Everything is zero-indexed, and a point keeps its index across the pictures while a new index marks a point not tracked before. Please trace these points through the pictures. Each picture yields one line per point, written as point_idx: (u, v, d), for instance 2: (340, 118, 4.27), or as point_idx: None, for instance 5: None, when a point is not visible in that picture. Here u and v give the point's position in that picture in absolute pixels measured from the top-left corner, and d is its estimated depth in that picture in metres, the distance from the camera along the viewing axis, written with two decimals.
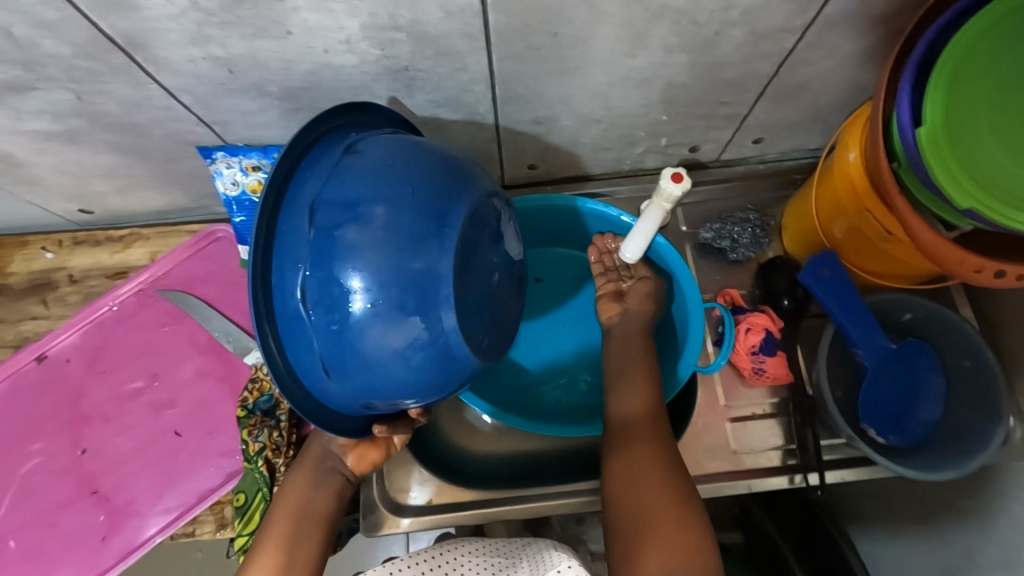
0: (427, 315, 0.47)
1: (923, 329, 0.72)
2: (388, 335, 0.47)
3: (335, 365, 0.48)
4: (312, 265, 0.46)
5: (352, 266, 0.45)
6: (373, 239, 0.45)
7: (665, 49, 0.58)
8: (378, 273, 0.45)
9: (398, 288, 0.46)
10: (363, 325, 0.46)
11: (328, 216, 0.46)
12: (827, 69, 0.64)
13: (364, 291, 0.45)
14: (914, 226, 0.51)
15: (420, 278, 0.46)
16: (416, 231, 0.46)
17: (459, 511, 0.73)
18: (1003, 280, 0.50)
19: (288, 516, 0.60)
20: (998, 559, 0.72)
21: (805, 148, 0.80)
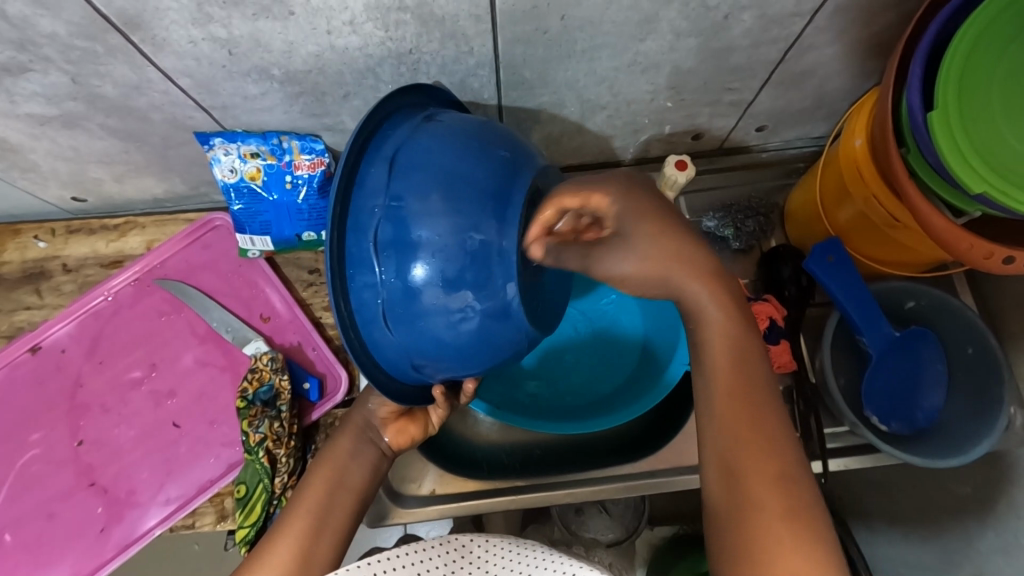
0: (490, 283, 0.48)
1: (926, 316, 0.73)
2: (451, 294, 0.48)
3: (395, 317, 0.49)
4: (387, 219, 0.48)
5: (424, 221, 0.47)
6: (448, 199, 0.47)
7: (674, 33, 0.57)
8: (451, 233, 0.47)
9: (467, 251, 0.47)
10: (429, 281, 0.47)
11: (407, 176, 0.49)
12: (834, 55, 0.63)
13: (431, 247, 0.47)
14: (924, 211, 0.51)
15: (488, 243, 0.47)
16: (489, 197, 0.48)
17: (462, 502, 0.73)
18: (1012, 266, 0.50)
19: (322, 486, 0.59)
20: (998, 544, 0.74)
21: (808, 136, 0.80)
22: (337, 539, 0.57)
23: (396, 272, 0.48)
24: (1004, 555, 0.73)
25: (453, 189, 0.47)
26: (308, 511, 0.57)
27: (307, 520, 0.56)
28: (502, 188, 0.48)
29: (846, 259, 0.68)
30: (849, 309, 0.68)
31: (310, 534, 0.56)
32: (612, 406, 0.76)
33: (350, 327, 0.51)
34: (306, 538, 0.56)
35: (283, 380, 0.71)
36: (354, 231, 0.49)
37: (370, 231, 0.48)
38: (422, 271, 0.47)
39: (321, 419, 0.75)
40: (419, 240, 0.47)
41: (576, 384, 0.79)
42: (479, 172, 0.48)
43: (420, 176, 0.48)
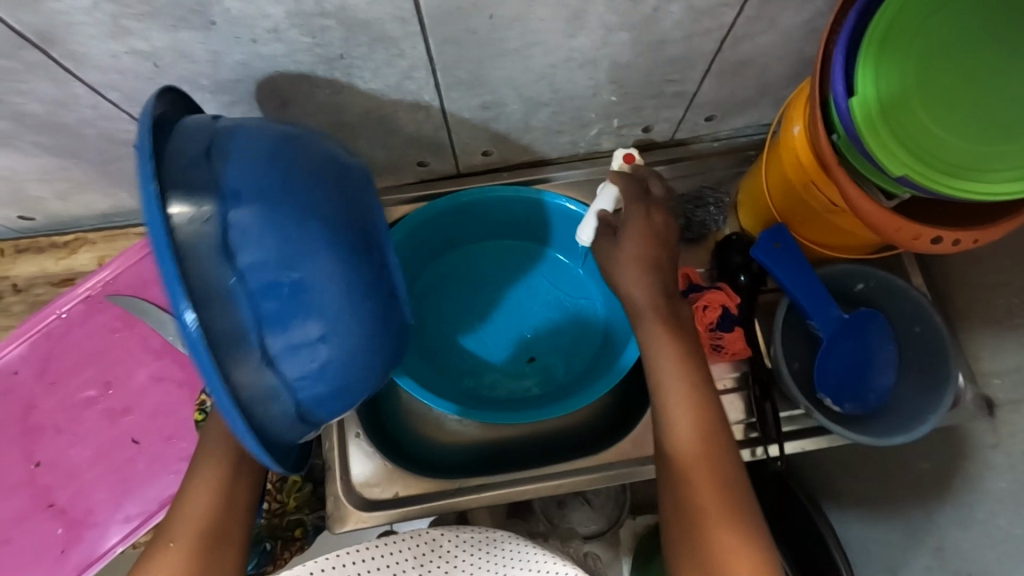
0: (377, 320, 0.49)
1: (875, 297, 0.73)
2: (356, 344, 0.46)
3: (302, 378, 0.44)
4: (259, 281, 0.41)
5: (315, 276, 0.43)
6: (301, 250, 0.43)
7: (606, 28, 0.57)
8: (335, 280, 0.45)
9: (345, 298, 0.45)
10: (325, 336, 0.44)
11: (264, 230, 0.42)
12: (770, 44, 0.64)
13: (326, 302, 0.44)
14: (853, 194, 0.52)
15: (359, 281, 0.47)
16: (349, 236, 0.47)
17: (424, 504, 0.70)
18: (940, 247, 0.51)
19: (218, 480, 0.56)
20: (955, 517, 0.75)
21: (757, 123, 0.80)
22: (242, 535, 0.56)
23: (295, 333, 0.43)
24: (961, 527, 0.74)
25: (314, 244, 0.44)
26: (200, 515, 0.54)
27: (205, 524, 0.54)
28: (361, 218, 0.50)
29: (792, 245, 0.69)
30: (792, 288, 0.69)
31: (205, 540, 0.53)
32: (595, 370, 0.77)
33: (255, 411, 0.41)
34: (205, 544, 0.53)
35: None
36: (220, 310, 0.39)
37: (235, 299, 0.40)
38: (319, 325, 0.44)
39: None
40: (304, 298, 0.43)
41: (558, 360, 0.79)
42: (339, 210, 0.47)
43: (302, 222, 0.44)
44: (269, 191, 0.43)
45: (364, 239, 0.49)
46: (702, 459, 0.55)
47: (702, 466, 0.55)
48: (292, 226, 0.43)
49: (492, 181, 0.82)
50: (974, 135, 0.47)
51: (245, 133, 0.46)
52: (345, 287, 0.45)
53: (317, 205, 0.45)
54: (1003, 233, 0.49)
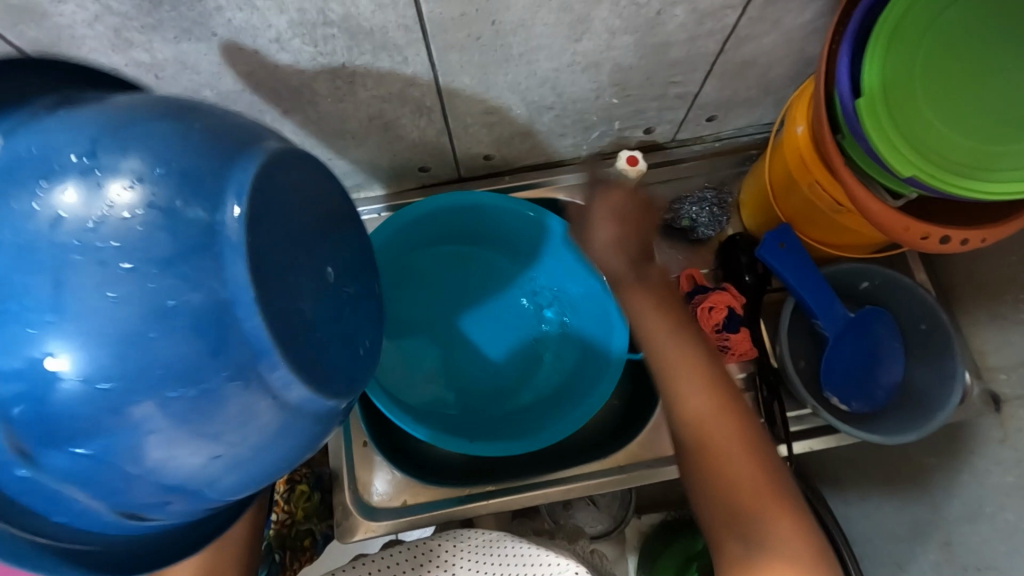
0: (221, 417, 0.31)
1: (881, 294, 0.74)
2: (246, 422, 0.32)
3: (97, 479, 0.31)
4: (26, 362, 0.29)
5: (95, 336, 0.29)
6: (88, 316, 0.29)
7: (610, 31, 0.57)
8: (142, 359, 0.30)
9: (162, 385, 0.30)
10: (141, 443, 0.31)
11: (51, 277, 0.29)
12: (773, 44, 0.63)
13: (107, 367, 0.29)
14: (859, 194, 0.52)
15: (198, 361, 0.30)
16: (179, 290, 0.30)
17: (434, 511, 0.70)
18: (947, 246, 0.51)
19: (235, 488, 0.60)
20: (963, 512, 0.75)
21: (759, 123, 0.80)
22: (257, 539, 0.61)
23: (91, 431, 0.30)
24: (970, 523, 0.74)
25: (110, 297, 0.29)
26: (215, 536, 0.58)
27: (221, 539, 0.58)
28: (209, 242, 0.31)
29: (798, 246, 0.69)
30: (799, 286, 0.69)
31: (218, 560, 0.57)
32: (577, 394, 0.75)
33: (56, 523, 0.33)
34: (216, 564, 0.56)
35: None
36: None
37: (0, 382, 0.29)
38: (128, 420, 0.30)
39: None
40: (92, 385, 0.29)
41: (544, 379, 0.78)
42: (169, 239, 0.30)
43: (101, 267, 0.29)
44: (68, 216, 0.30)
45: (211, 277, 0.30)
46: (716, 415, 0.55)
47: (721, 429, 0.54)
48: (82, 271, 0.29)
49: (494, 185, 0.82)
50: (980, 136, 0.47)
51: (70, 124, 0.31)
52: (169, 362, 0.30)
53: (130, 234, 0.30)
54: (1010, 233, 0.49)
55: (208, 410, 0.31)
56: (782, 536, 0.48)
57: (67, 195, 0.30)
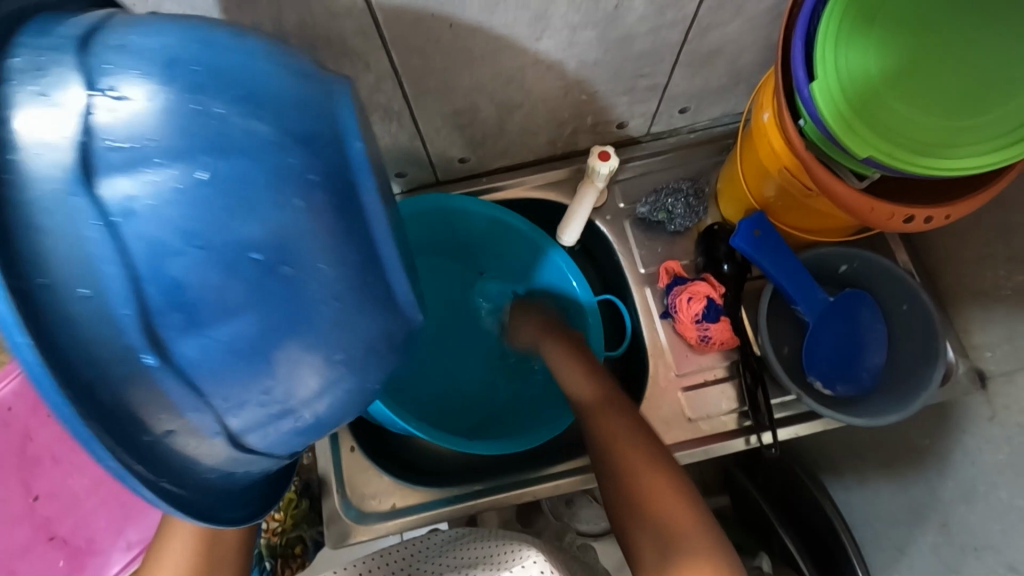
0: (335, 318, 0.34)
1: (861, 276, 0.73)
2: (359, 347, 0.36)
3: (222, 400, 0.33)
4: (143, 289, 0.29)
5: (223, 258, 0.30)
6: (194, 204, 0.30)
7: (570, 28, 0.57)
8: (251, 264, 0.31)
9: (261, 281, 0.31)
10: (249, 349, 0.32)
11: (153, 165, 0.29)
12: (736, 32, 0.64)
13: (231, 292, 0.31)
14: (824, 177, 0.52)
15: (299, 259, 0.32)
16: (306, 184, 0.32)
17: (423, 513, 0.70)
18: (913, 225, 0.51)
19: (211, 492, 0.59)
20: (957, 492, 0.75)
21: (733, 111, 0.80)
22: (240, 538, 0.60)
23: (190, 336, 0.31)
24: (965, 503, 0.74)
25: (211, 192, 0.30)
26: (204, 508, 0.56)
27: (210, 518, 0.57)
28: (321, 156, 0.33)
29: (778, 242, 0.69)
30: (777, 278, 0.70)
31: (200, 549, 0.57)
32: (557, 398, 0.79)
33: (162, 448, 0.33)
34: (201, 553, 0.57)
35: None
36: (95, 314, 0.29)
37: (121, 287, 0.29)
38: (233, 324, 0.31)
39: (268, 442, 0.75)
40: (204, 284, 0.30)
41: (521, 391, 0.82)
42: (273, 152, 0.31)
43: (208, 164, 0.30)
44: (164, 119, 0.29)
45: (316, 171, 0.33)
46: (627, 434, 0.59)
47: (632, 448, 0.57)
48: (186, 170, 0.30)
49: (471, 187, 0.83)
50: (940, 112, 0.47)
51: (148, 25, 0.32)
52: (266, 260, 0.31)
53: (248, 128, 0.31)
54: (975, 207, 0.49)
55: (319, 316, 0.33)
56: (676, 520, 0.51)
57: (140, 96, 0.29)
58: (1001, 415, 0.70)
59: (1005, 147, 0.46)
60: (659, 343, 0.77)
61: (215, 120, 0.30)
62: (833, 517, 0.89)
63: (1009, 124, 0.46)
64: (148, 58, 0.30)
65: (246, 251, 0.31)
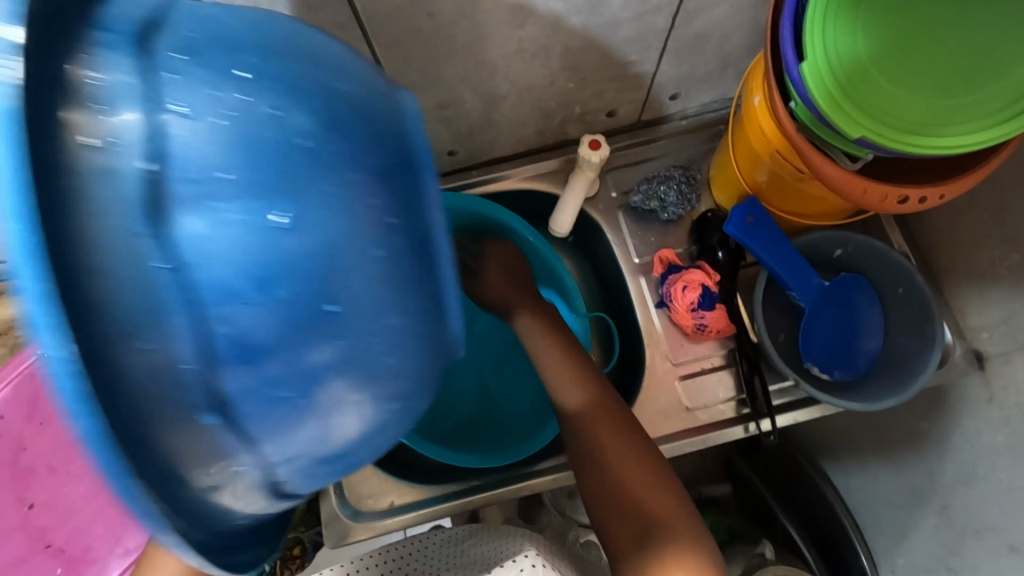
0: (385, 357, 0.34)
1: (856, 260, 0.73)
2: (408, 382, 0.36)
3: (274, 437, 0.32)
4: (212, 326, 0.29)
5: (291, 295, 0.30)
6: (253, 244, 0.29)
7: (554, 16, 0.57)
8: (304, 308, 0.30)
9: (316, 326, 0.31)
10: (297, 390, 0.31)
11: (215, 203, 0.28)
12: (722, 16, 0.63)
13: (298, 331, 0.31)
14: (816, 160, 0.51)
15: (353, 306, 0.32)
16: (376, 219, 0.32)
17: (422, 510, 0.70)
18: (907, 206, 0.50)
19: None
20: (957, 474, 0.75)
21: (723, 96, 0.80)
22: None
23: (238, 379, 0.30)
24: (965, 485, 0.74)
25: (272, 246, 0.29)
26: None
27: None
28: (394, 195, 0.34)
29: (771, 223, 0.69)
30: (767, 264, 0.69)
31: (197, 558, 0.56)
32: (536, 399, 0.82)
33: (213, 496, 0.31)
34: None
35: None
36: (150, 364, 0.27)
37: (191, 322, 0.28)
38: (282, 364, 0.31)
39: None
40: (271, 317, 0.30)
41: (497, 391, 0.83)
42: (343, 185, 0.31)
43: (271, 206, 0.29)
44: (228, 147, 0.28)
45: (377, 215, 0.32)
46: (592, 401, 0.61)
47: (603, 418, 0.60)
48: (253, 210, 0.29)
49: (461, 180, 0.82)
50: (933, 89, 0.46)
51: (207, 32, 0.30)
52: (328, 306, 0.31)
53: (313, 157, 0.30)
54: (969, 186, 0.49)
55: (372, 358, 0.33)
56: (644, 482, 0.55)
57: (203, 119, 0.28)
58: (999, 396, 0.69)
59: (999, 124, 0.45)
60: (654, 333, 0.76)
61: (279, 160, 0.29)
62: (832, 500, 0.90)
63: (1004, 100, 0.45)
64: (220, 77, 0.29)
65: (310, 285, 0.30)
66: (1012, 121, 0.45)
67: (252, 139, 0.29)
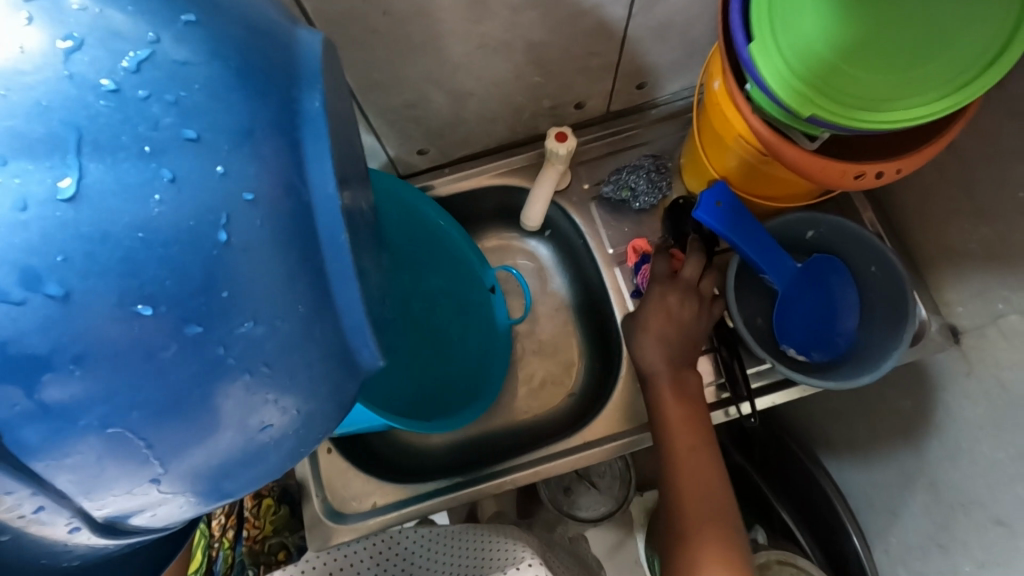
0: (282, 357, 0.31)
1: (829, 241, 0.73)
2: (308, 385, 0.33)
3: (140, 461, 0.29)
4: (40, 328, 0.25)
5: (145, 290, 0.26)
6: (106, 234, 0.26)
7: (510, 10, 0.57)
8: (184, 305, 0.27)
9: (217, 353, 0.28)
10: (166, 404, 0.28)
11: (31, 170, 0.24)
12: (682, 3, 0.63)
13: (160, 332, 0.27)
14: (772, 140, 0.51)
15: (245, 292, 0.29)
16: (246, 179, 0.28)
17: (405, 510, 0.70)
18: (866, 181, 0.50)
19: None
20: (942, 450, 0.75)
21: (691, 84, 0.80)
22: None
23: (97, 390, 0.26)
24: (950, 460, 0.74)
25: (151, 229, 0.26)
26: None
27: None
28: (277, 128, 0.30)
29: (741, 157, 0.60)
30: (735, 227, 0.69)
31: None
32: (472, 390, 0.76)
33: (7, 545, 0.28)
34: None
35: None
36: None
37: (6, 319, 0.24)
38: (165, 380, 0.27)
39: None
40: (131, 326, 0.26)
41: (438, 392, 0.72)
42: (221, 132, 0.28)
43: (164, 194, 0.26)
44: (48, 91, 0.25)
45: (274, 187, 0.29)
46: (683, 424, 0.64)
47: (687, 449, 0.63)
48: (141, 189, 0.26)
49: (435, 179, 0.82)
50: (887, 61, 0.46)
51: None
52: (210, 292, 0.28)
53: (170, 109, 0.27)
54: (927, 158, 0.48)
55: (280, 369, 0.31)
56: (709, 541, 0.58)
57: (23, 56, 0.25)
58: (977, 369, 0.69)
59: (953, 94, 0.45)
60: None
61: (175, 134, 0.27)
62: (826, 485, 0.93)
63: (958, 68, 0.45)
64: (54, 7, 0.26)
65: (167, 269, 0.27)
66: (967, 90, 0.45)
67: (150, 112, 0.26)
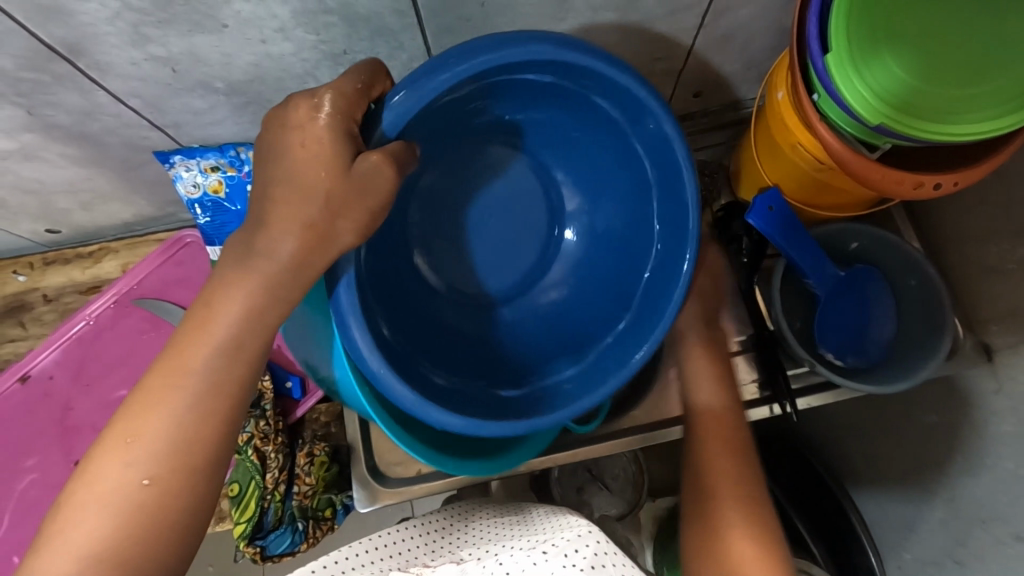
0: (481, 344, 0.68)
1: (870, 254, 0.76)
2: (548, 302, 0.69)
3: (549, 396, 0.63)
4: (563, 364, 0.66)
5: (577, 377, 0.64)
6: (568, 396, 0.62)
7: (592, 10, 0.60)
8: (558, 362, 0.66)
9: (550, 366, 0.66)
10: (573, 347, 0.67)
11: (570, 379, 0.64)
12: (751, 16, 0.66)
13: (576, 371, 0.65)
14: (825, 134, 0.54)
15: (537, 361, 0.67)
16: (565, 370, 0.66)
17: (449, 478, 0.71)
18: (922, 191, 0.53)
19: (181, 391, 0.41)
20: (964, 465, 0.76)
21: (745, 97, 0.83)
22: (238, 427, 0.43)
23: (572, 363, 0.66)
24: (971, 477, 0.75)
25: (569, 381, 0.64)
26: (157, 451, 0.40)
27: (169, 466, 0.40)
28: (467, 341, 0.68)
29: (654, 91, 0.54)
30: (583, 165, 0.67)
31: (152, 524, 0.39)
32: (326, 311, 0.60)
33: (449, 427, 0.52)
34: (143, 537, 0.39)
35: (265, 382, 0.72)
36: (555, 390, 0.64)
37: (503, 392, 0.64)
38: (516, 351, 0.68)
39: (305, 415, 0.77)
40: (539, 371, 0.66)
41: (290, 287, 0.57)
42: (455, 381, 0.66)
43: (573, 386, 0.63)
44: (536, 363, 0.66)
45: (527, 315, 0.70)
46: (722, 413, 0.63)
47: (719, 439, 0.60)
48: (574, 382, 0.63)
49: None
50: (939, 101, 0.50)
51: (585, 204, 0.68)
52: (551, 244, 0.69)
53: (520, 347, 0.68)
54: (985, 175, 0.51)
55: (522, 353, 0.68)
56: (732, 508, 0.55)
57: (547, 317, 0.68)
58: (1007, 387, 0.70)
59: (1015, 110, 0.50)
60: None
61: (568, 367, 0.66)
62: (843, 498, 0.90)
63: (1007, 96, 0.50)
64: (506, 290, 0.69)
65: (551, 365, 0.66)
66: (940, 127, 0.50)
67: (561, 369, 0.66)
